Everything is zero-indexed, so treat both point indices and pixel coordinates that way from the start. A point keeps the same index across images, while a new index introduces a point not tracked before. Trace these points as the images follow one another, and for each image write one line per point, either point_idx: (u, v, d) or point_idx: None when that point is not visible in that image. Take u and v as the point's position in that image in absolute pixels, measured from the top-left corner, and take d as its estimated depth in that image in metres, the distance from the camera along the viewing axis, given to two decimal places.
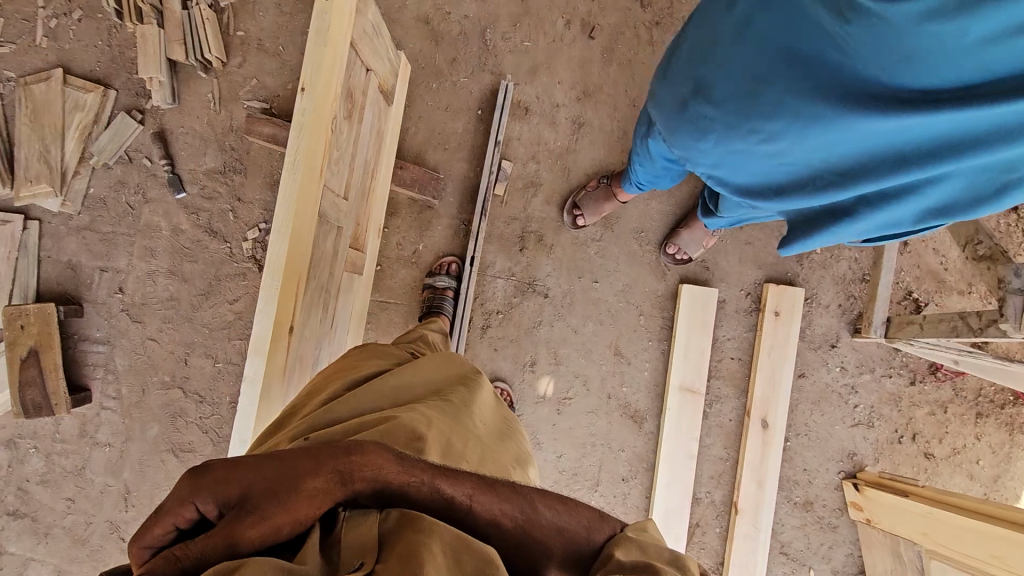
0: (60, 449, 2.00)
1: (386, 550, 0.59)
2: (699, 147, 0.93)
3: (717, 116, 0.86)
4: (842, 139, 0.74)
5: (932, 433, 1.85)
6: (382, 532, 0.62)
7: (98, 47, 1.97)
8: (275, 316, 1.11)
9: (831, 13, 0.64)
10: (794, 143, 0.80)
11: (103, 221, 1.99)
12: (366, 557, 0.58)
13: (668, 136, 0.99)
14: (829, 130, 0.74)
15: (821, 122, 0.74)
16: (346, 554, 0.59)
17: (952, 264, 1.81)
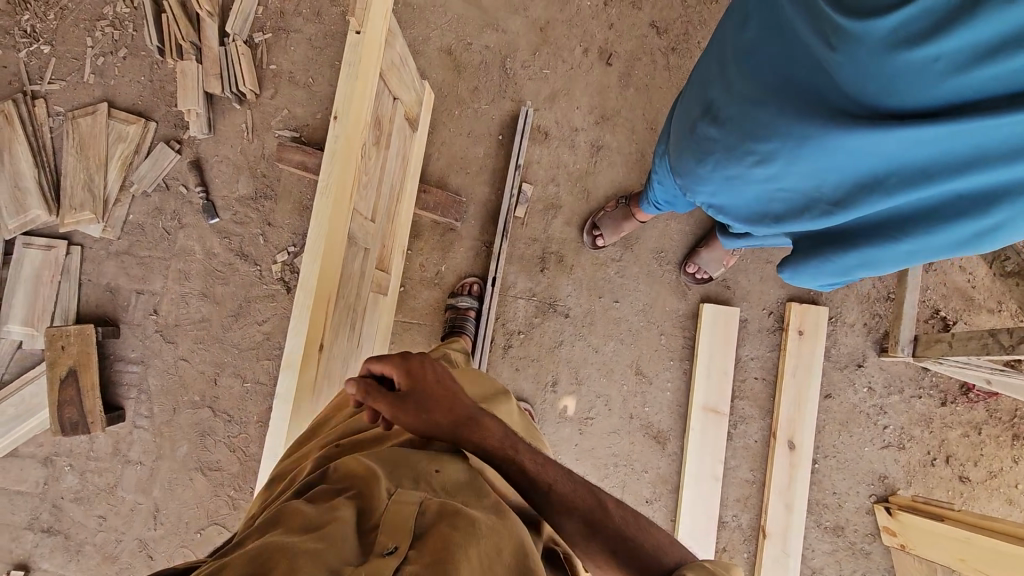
0: (93, 467, 2.06)
1: (420, 539, 0.61)
2: (700, 171, 0.96)
3: (719, 139, 0.89)
4: (830, 165, 0.75)
5: (966, 455, 1.80)
6: (420, 523, 0.64)
7: (140, 83, 2.09)
8: (307, 333, 1.15)
9: (820, 38, 0.67)
10: (785, 169, 0.81)
11: (141, 245, 2.08)
12: (401, 542, 0.61)
13: (676, 161, 1.03)
14: (816, 155, 0.75)
15: (808, 147, 0.75)
16: (382, 537, 0.61)
17: (980, 282, 1.78)
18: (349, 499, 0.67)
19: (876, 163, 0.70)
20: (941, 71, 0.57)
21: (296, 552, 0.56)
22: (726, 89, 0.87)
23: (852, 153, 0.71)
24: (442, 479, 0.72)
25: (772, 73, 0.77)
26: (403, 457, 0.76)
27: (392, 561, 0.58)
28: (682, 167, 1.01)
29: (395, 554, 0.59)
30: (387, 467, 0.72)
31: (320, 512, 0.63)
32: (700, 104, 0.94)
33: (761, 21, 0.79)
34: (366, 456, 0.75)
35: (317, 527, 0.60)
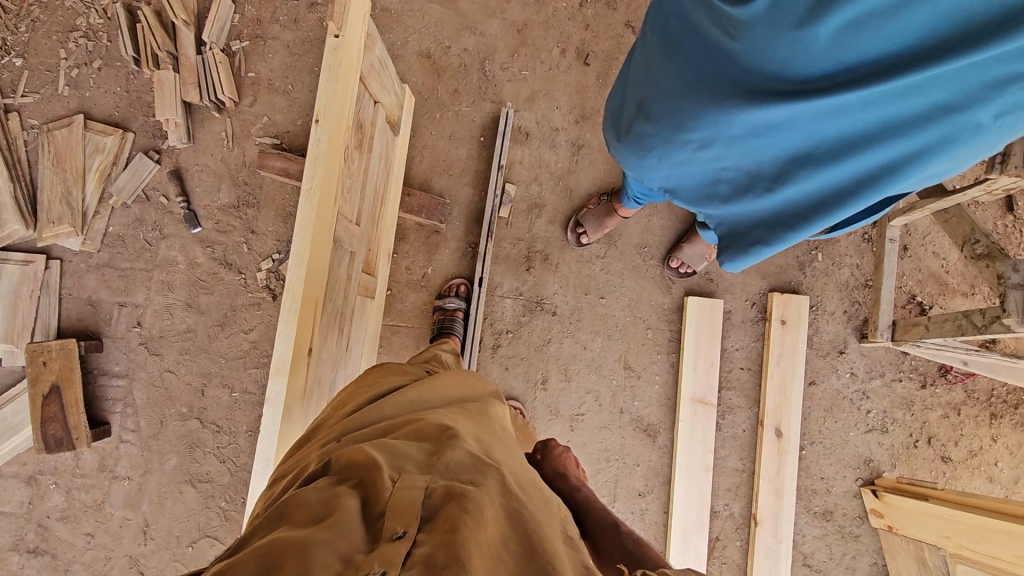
0: (80, 484, 2.02)
1: (428, 523, 0.62)
2: (646, 163, 0.97)
3: (659, 133, 0.89)
4: (764, 139, 0.76)
5: (947, 436, 1.85)
6: (427, 506, 0.64)
7: (116, 93, 2.06)
8: (295, 337, 1.15)
9: (723, 28, 0.69)
10: (724, 150, 0.82)
11: (122, 257, 2.05)
12: (410, 526, 0.61)
13: (623, 158, 1.04)
14: (750, 133, 0.76)
15: (740, 127, 0.76)
16: (390, 522, 0.61)
17: (953, 266, 1.83)
18: (352, 487, 0.67)
19: (804, 128, 0.72)
20: (845, 39, 0.58)
21: (303, 547, 0.56)
22: (655, 83, 0.88)
23: (782, 124, 0.72)
24: (445, 462, 0.72)
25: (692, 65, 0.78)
26: (401, 445, 0.75)
27: (403, 545, 0.58)
28: (632, 163, 1.02)
29: (404, 538, 0.59)
30: (388, 455, 0.72)
31: (324, 503, 0.64)
32: (635, 102, 0.95)
33: (671, 14, 0.81)
34: (365, 445, 0.74)
35: (323, 517, 0.61)
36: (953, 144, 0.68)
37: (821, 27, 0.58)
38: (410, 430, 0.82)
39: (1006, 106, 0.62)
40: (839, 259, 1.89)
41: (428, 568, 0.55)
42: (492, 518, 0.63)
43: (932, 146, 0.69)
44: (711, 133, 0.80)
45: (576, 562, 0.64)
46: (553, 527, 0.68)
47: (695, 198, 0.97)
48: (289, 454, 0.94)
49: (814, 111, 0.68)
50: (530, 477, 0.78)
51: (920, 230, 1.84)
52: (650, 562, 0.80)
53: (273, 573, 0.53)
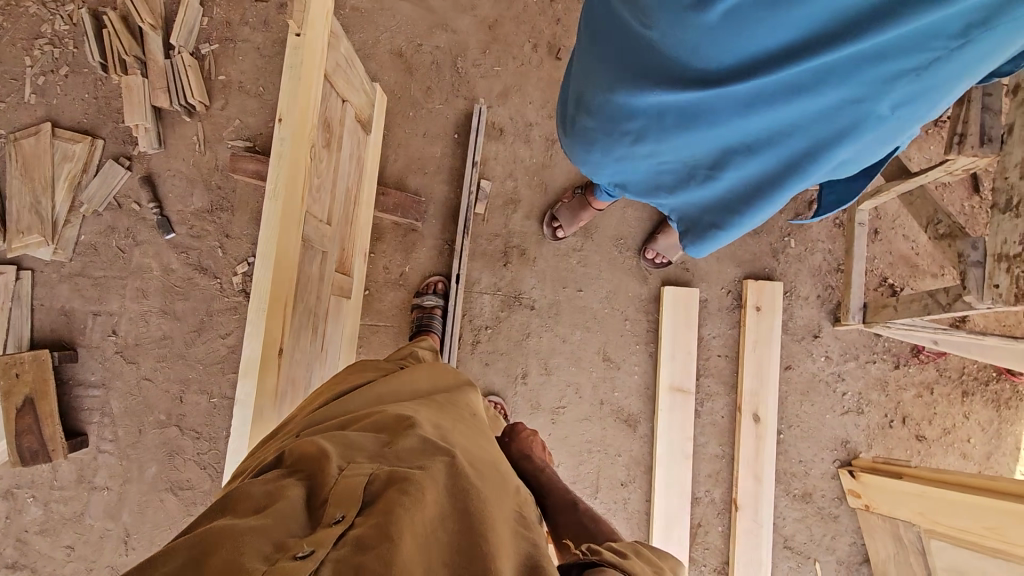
0: (58, 496, 2.00)
1: (367, 507, 0.64)
2: (592, 158, 0.96)
3: (596, 132, 0.90)
4: (692, 133, 0.77)
5: (921, 415, 1.88)
6: (369, 491, 0.67)
7: (84, 100, 2.04)
8: (264, 338, 1.14)
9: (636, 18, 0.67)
10: (658, 145, 0.83)
11: (95, 266, 2.03)
12: (348, 512, 0.63)
13: (571, 154, 1.03)
14: (680, 126, 0.77)
15: (669, 122, 0.77)
16: (330, 508, 0.64)
17: (923, 248, 1.86)
18: (299, 478, 0.69)
19: (733, 107, 0.71)
20: (750, 16, 0.58)
21: (237, 533, 0.57)
22: (585, 83, 0.88)
23: (708, 116, 0.73)
24: (395, 451, 0.75)
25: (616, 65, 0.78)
26: (354, 436, 0.77)
27: (339, 527, 0.61)
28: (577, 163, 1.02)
29: (341, 523, 0.62)
30: (341, 447, 0.74)
31: (268, 491, 0.66)
32: (574, 97, 0.94)
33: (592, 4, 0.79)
34: (320, 438, 0.76)
35: (264, 505, 0.63)
36: (868, 121, 0.71)
37: (724, 9, 0.57)
38: (369, 421, 0.83)
39: (910, 80, 0.65)
40: (812, 244, 1.91)
41: (359, 546, 0.58)
42: (431, 500, 0.66)
43: (849, 124, 0.71)
44: (644, 127, 0.81)
45: (517, 539, 0.67)
46: (500, 509, 0.70)
47: (645, 186, 0.97)
48: (254, 449, 0.94)
49: (736, 99, 0.69)
50: (484, 461, 0.80)
51: (889, 213, 1.87)
52: (602, 538, 0.95)
53: (204, 558, 0.54)
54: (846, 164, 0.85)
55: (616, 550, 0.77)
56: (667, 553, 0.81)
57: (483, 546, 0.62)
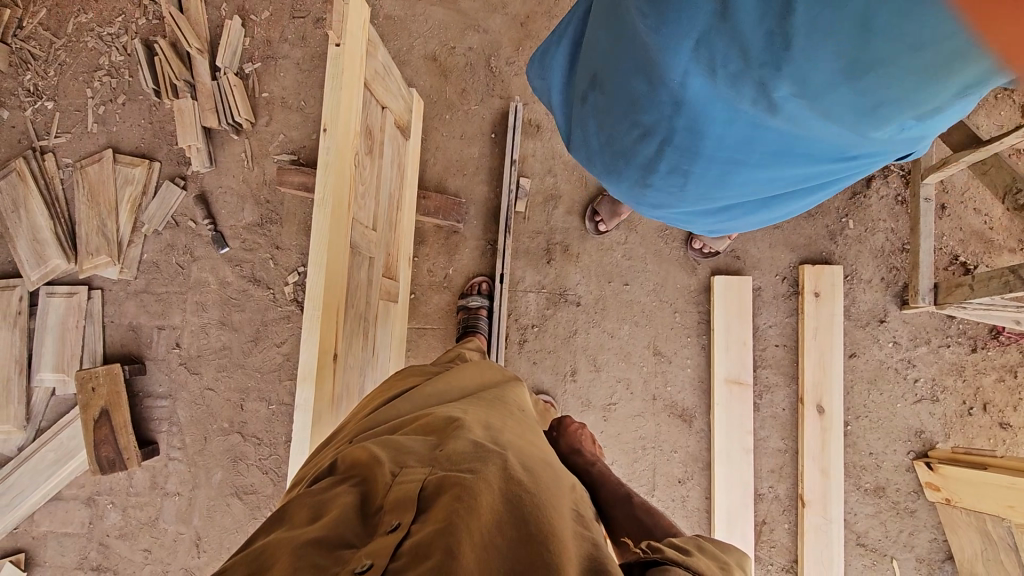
0: (134, 502, 2.11)
1: (422, 513, 0.65)
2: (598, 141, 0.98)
3: (609, 110, 0.88)
4: (701, 128, 0.73)
5: (1004, 401, 1.75)
6: (423, 498, 0.67)
7: (141, 126, 2.15)
8: (319, 344, 1.16)
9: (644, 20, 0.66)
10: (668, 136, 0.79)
11: (158, 282, 2.13)
12: (404, 518, 0.65)
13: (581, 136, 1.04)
14: (690, 121, 0.73)
15: (680, 115, 0.73)
16: (385, 516, 0.66)
17: (998, 222, 1.73)
18: (352, 486, 0.71)
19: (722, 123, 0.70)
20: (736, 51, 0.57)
21: (295, 544, 0.61)
22: (604, 60, 0.85)
23: (716, 112, 0.69)
24: (447, 454, 0.74)
25: (632, 49, 0.74)
26: (405, 441, 0.78)
27: (396, 536, 0.63)
28: (591, 138, 1.01)
29: (397, 531, 0.63)
30: (392, 452, 0.75)
31: (322, 501, 0.68)
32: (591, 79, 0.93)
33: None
34: (371, 444, 0.78)
35: (319, 515, 0.66)
36: (889, 141, 0.64)
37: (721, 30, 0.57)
38: (419, 426, 0.84)
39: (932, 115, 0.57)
40: (873, 224, 1.81)
41: (415, 556, 0.59)
42: (486, 505, 0.65)
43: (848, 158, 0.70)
44: (655, 116, 0.77)
45: (578, 540, 0.66)
46: (558, 509, 0.69)
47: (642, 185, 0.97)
48: (314, 454, 0.97)
49: (750, 101, 0.63)
50: (538, 460, 0.79)
51: (957, 187, 1.75)
52: (661, 532, 0.93)
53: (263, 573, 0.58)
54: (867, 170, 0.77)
55: (678, 547, 0.74)
56: (731, 546, 0.78)
57: (543, 552, 0.60)
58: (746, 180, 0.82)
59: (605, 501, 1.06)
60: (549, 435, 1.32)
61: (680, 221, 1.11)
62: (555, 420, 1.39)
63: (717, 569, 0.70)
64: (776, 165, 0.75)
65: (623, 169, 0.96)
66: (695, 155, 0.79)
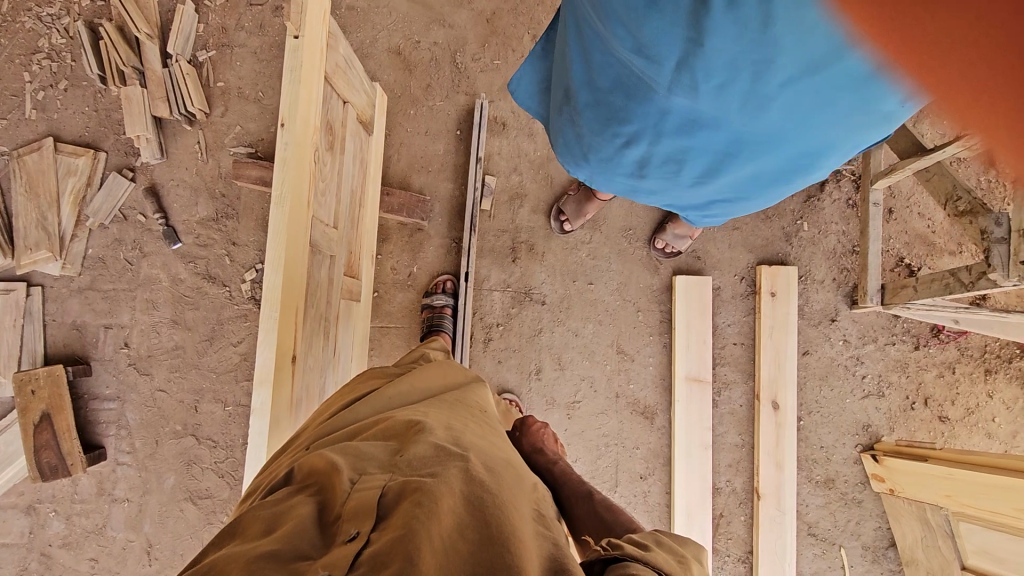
0: (79, 509, 2.01)
1: (382, 520, 0.64)
2: (582, 146, 0.99)
3: (590, 122, 0.89)
4: (687, 132, 0.75)
5: (943, 396, 1.85)
6: (383, 504, 0.66)
7: (85, 113, 2.03)
8: (277, 346, 1.13)
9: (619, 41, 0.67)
10: (656, 139, 0.82)
11: (104, 279, 2.03)
12: (363, 526, 0.64)
13: (563, 138, 1.06)
14: (676, 127, 0.76)
15: (665, 122, 0.76)
16: (344, 525, 0.64)
17: (940, 226, 1.82)
18: (309, 496, 0.69)
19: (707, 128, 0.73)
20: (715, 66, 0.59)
21: (248, 558, 0.59)
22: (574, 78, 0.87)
23: (701, 119, 0.71)
24: (408, 459, 0.73)
25: (606, 65, 0.76)
26: (365, 447, 0.76)
27: (354, 545, 0.61)
28: (574, 145, 1.02)
29: (356, 539, 0.62)
30: (351, 459, 0.73)
31: (277, 513, 0.66)
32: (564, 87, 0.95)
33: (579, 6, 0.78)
34: (329, 451, 0.76)
35: (274, 528, 0.64)
36: (866, 131, 0.67)
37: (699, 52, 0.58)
38: (379, 430, 0.82)
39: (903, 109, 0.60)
40: (826, 227, 1.88)
41: (374, 566, 0.58)
42: (447, 510, 0.64)
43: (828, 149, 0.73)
44: (641, 123, 0.79)
45: (540, 541, 0.65)
46: (519, 510, 0.69)
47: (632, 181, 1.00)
48: (270, 461, 0.94)
49: (731, 107, 0.66)
50: (500, 462, 0.78)
51: (903, 192, 1.83)
52: (622, 527, 0.94)
53: None
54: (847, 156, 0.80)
55: (637, 542, 0.75)
56: (688, 539, 0.80)
57: (505, 555, 0.60)
58: (735, 174, 0.85)
59: (566, 499, 1.07)
60: (512, 434, 1.32)
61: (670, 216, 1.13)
62: (519, 420, 1.39)
63: (674, 562, 0.72)
64: (759, 160, 0.79)
65: (613, 169, 0.98)
66: (685, 154, 0.82)
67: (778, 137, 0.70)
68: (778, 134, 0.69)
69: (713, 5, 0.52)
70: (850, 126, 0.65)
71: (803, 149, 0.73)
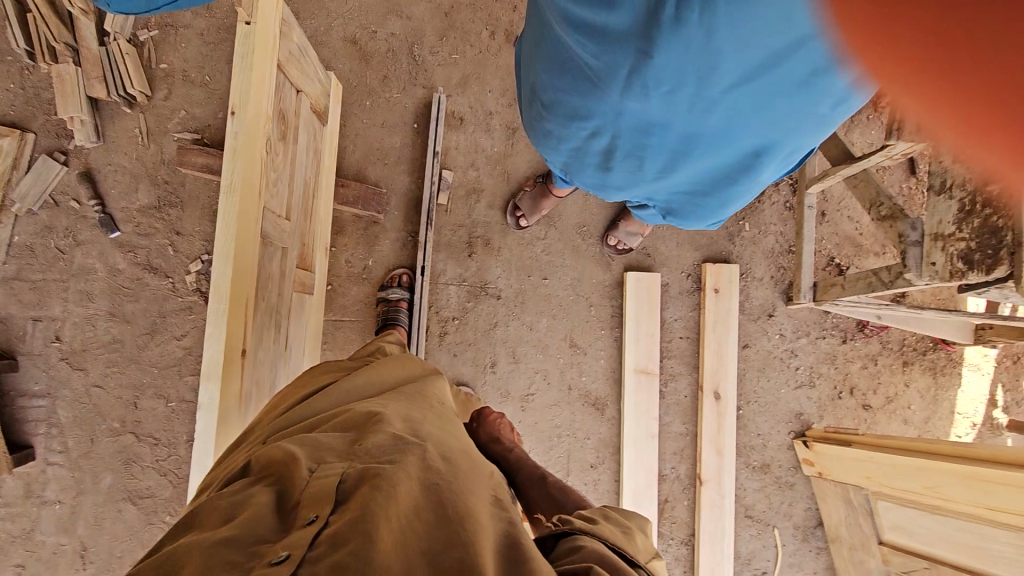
0: (4, 513, 1.89)
1: (341, 504, 0.65)
2: (548, 145, 1.02)
3: (554, 122, 0.92)
4: (644, 134, 0.79)
5: (866, 385, 2.00)
6: (341, 490, 0.67)
7: (11, 91, 1.90)
8: (226, 339, 1.11)
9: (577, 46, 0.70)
10: (616, 139, 0.85)
11: (32, 269, 1.91)
12: (321, 511, 0.64)
13: (532, 137, 1.08)
14: (633, 128, 0.78)
15: (622, 123, 0.79)
16: (302, 511, 0.65)
17: (866, 229, 1.97)
18: (266, 485, 0.69)
19: (662, 130, 0.76)
20: (666, 71, 0.62)
21: (205, 546, 0.59)
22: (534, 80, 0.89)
23: (656, 121, 0.74)
24: (366, 448, 0.74)
25: (565, 69, 0.79)
26: (322, 438, 0.77)
27: (313, 528, 0.62)
28: (539, 142, 1.05)
29: (314, 523, 0.63)
30: (308, 450, 0.74)
31: (235, 502, 0.66)
32: (529, 88, 0.97)
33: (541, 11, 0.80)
34: (285, 443, 0.76)
35: (233, 515, 0.64)
36: (809, 129, 0.71)
37: (650, 58, 0.61)
38: (336, 422, 0.83)
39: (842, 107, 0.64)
40: (765, 227, 1.99)
41: (334, 545, 0.59)
42: (406, 494, 0.66)
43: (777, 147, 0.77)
44: (600, 125, 0.82)
45: (495, 520, 0.68)
46: (475, 493, 0.71)
47: (597, 179, 1.02)
48: (223, 457, 0.92)
49: (683, 109, 0.69)
50: (457, 450, 0.80)
51: (835, 196, 1.97)
52: (573, 506, 0.98)
53: None
54: (791, 157, 0.86)
55: (586, 517, 0.79)
56: (633, 513, 0.85)
57: (462, 533, 0.63)
58: (690, 173, 0.89)
59: (519, 485, 1.10)
60: (469, 426, 1.33)
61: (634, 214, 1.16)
62: (475, 410, 1.41)
63: (621, 534, 0.76)
64: (713, 159, 0.82)
65: (578, 166, 1.01)
66: (643, 153, 0.85)
67: (727, 138, 0.74)
68: (728, 134, 0.73)
69: (661, 18, 0.56)
70: (792, 126, 0.70)
71: (752, 148, 0.78)
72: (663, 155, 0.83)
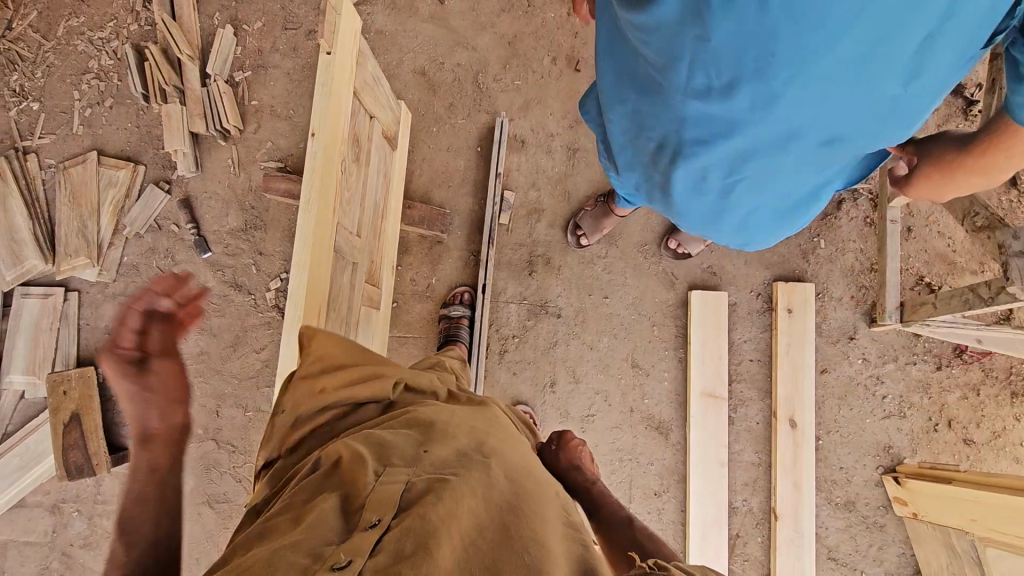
0: (101, 510, 2.06)
1: (404, 511, 0.66)
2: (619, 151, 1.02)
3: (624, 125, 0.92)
4: (707, 132, 0.77)
5: (968, 418, 1.80)
6: (405, 499, 0.68)
7: (127, 129, 2.15)
8: (299, 344, 1.16)
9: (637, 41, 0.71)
10: (677, 141, 0.83)
11: (137, 285, 2.12)
12: (384, 515, 0.66)
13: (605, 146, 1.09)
14: (696, 125, 0.77)
15: (687, 127, 0.78)
16: (367, 513, 0.66)
17: (960, 245, 1.81)
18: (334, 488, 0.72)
19: (726, 125, 0.74)
20: (723, 54, 0.61)
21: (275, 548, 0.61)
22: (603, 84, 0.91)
23: (718, 116, 0.72)
24: (430, 458, 0.76)
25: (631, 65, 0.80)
26: (389, 440, 0.80)
27: (375, 532, 0.63)
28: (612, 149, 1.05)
29: (377, 526, 0.64)
30: (374, 451, 0.77)
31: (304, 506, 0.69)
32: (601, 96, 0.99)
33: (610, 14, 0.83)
34: (353, 443, 0.79)
35: (302, 519, 0.66)
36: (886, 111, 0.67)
37: (705, 42, 0.61)
38: (402, 423, 0.85)
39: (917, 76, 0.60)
40: (843, 244, 1.88)
41: (396, 555, 0.59)
42: (467, 510, 0.66)
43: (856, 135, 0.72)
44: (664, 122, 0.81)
45: (563, 548, 0.67)
46: (540, 516, 0.70)
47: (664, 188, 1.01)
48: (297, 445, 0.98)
49: (744, 98, 0.67)
50: (522, 469, 0.80)
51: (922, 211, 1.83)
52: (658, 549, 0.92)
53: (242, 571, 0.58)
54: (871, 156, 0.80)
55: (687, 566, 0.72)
56: None
57: (525, 555, 0.62)
58: (759, 177, 0.86)
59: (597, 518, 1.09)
60: (547, 447, 1.34)
61: (706, 228, 1.12)
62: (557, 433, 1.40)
63: None
64: (783, 156, 0.79)
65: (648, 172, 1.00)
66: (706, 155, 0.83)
67: (792, 133, 0.72)
68: (796, 125, 0.70)
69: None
70: (864, 111, 0.66)
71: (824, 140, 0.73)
72: (729, 153, 0.81)
